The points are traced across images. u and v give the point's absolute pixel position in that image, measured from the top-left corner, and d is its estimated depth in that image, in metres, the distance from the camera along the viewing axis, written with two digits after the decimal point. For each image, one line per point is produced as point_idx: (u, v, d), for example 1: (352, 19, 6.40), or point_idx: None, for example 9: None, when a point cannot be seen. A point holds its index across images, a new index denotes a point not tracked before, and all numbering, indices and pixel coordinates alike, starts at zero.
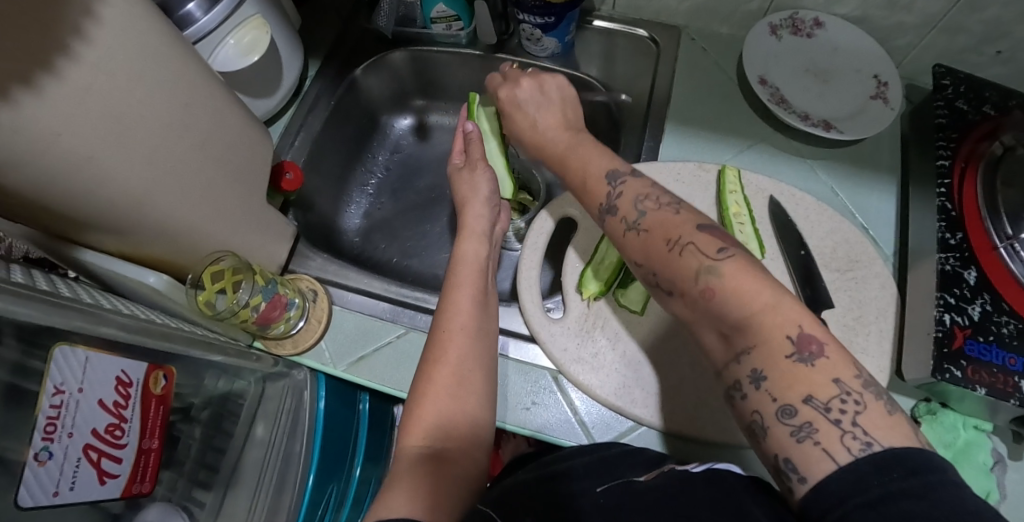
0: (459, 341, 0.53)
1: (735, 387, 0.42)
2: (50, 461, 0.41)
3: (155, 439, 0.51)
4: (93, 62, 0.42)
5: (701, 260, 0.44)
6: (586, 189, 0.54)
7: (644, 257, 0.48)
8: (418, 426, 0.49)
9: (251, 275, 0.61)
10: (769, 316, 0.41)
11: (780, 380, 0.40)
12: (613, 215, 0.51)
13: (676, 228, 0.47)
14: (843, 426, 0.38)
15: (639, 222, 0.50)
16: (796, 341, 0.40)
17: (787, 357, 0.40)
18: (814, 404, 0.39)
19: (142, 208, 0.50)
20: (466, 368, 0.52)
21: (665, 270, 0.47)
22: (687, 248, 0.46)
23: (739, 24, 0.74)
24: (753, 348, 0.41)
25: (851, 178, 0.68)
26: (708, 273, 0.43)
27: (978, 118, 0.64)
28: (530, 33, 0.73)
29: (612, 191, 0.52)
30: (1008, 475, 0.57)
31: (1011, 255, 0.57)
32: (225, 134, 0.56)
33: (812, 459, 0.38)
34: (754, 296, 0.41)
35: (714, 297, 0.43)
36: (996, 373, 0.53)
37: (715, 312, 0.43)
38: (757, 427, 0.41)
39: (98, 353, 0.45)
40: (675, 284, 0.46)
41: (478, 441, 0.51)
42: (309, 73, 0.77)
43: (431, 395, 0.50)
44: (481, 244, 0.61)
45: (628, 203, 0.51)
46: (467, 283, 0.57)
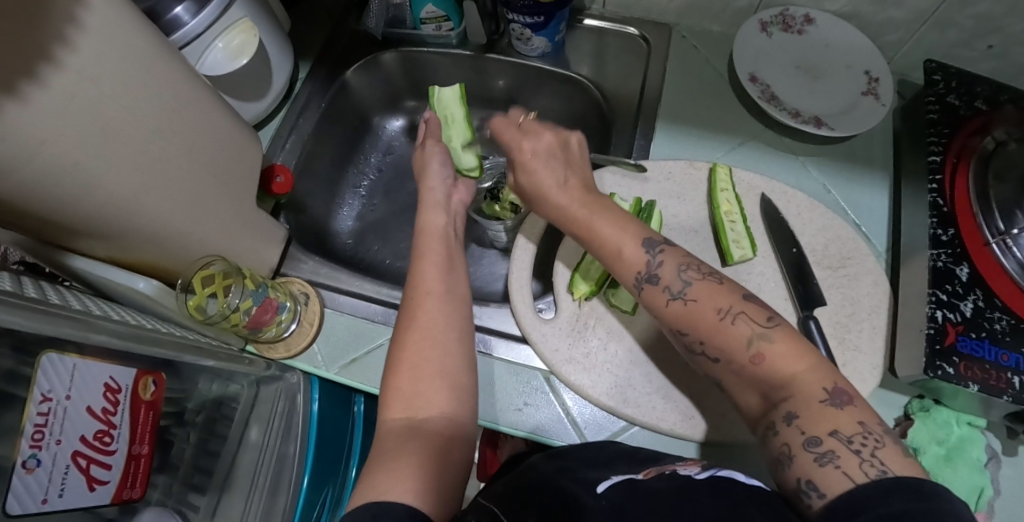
0: (428, 307, 0.53)
1: (770, 428, 0.44)
2: (39, 469, 0.41)
3: (145, 445, 0.51)
4: (77, 70, 0.42)
5: (752, 327, 0.46)
6: (620, 252, 0.52)
7: (689, 326, 0.48)
8: (396, 396, 0.49)
9: (241, 279, 0.61)
10: (809, 375, 0.43)
11: (810, 419, 0.41)
12: (654, 283, 0.50)
13: (722, 297, 0.48)
14: (864, 456, 0.39)
15: (684, 291, 0.49)
16: (830, 391, 0.42)
17: (819, 402, 0.42)
18: (840, 437, 0.40)
19: (129, 214, 0.49)
20: (438, 332, 0.52)
21: (712, 339, 0.47)
22: (739, 317, 0.46)
23: (730, 21, 0.73)
24: (791, 397, 0.43)
25: (843, 175, 0.68)
26: (761, 339, 0.45)
27: (970, 113, 0.63)
28: (520, 33, 0.73)
29: (651, 259, 0.51)
30: (1002, 471, 0.57)
31: (1003, 251, 0.57)
32: (213, 139, 0.56)
33: (833, 481, 0.38)
34: (797, 361, 0.44)
35: (764, 362, 0.44)
36: (988, 369, 0.53)
37: (764, 375, 0.44)
38: (784, 457, 0.42)
39: (87, 360, 0.45)
40: (721, 351, 0.46)
41: (462, 402, 0.50)
42: (300, 76, 0.77)
43: (406, 366, 0.50)
44: (441, 215, 0.61)
45: (671, 272, 0.50)
46: (432, 251, 0.58)
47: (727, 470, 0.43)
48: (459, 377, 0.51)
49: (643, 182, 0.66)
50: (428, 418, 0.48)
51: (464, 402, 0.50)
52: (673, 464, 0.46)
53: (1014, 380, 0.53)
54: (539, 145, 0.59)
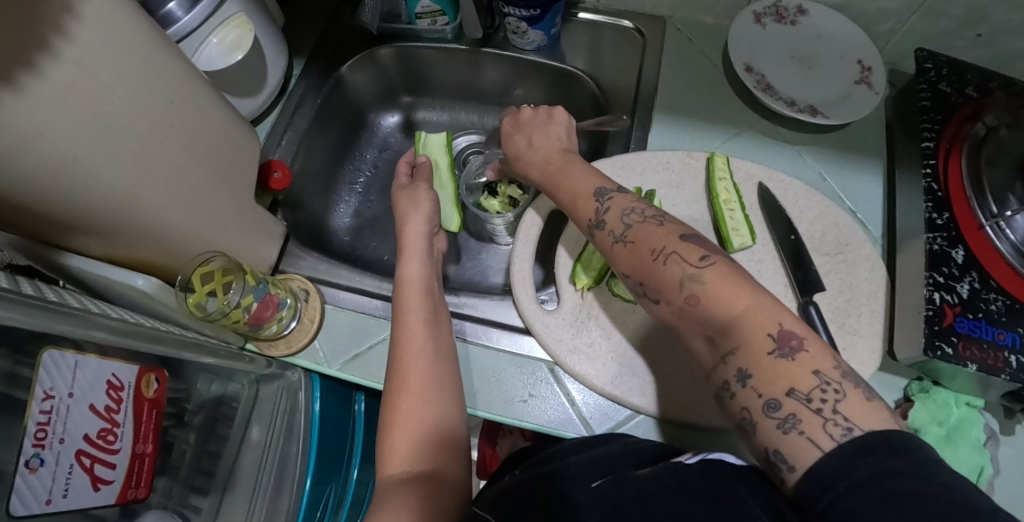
0: (419, 367, 0.53)
1: (723, 387, 0.43)
2: (42, 468, 0.41)
3: (149, 444, 0.50)
4: (74, 61, 0.41)
5: (684, 268, 0.46)
6: (577, 196, 0.55)
7: (629, 267, 0.49)
8: (394, 459, 0.49)
9: (243, 276, 0.60)
10: (752, 318, 0.42)
11: (760, 378, 0.40)
12: (602, 228, 0.52)
13: (660, 239, 0.48)
14: (824, 415, 0.38)
15: (625, 233, 0.50)
16: (777, 339, 0.41)
17: (768, 355, 0.41)
18: (797, 396, 0.39)
19: (127, 209, 0.49)
20: (429, 390, 0.52)
21: (651, 280, 0.47)
22: (671, 258, 0.47)
23: (724, 13, 0.74)
24: (738, 349, 0.42)
25: (839, 163, 0.68)
26: (692, 281, 0.45)
27: (962, 100, 0.64)
28: (516, 26, 0.73)
29: (599, 206, 0.53)
30: (1001, 450, 0.58)
31: (997, 233, 0.58)
32: (210, 133, 0.55)
33: (800, 450, 0.38)
34: (736, 301, 0.43)
35: (699, 303, 0.44)
36: (986, 349, 0.54)
37: (702, 317, 0.44)
38: (746, 422, 0.41)
39: (88, 357, 0.44)
40: (658, 292, 0.47)
41: (453, 456, 0.51)
42: (294, 72, 0.77)
43: (400, 425, 0.50)
44: (419, 266, 0.61)
45: (615, 217, 0.51)
46: (416, 305, 0.57)
47: (718, 453, 0.44)
48: (449, 433, 0.52)
49: (641, 171, 0.66)
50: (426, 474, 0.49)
51: (455, 458, 0.51)
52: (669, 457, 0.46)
53: (1011, 359, 0.54)
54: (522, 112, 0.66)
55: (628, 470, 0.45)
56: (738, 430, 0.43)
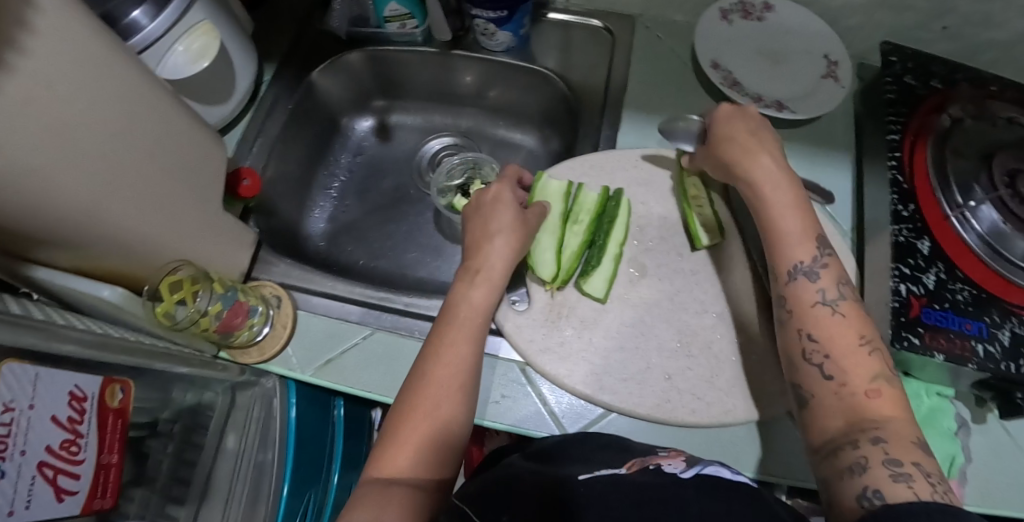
0: (446, 385, 0.52)
1: (846, 443, 0.43)
2: (3, 480, 0.39)
3: (114, 454, 0.50)
4: (30, 74, 0.41)
5: (885, 367, 0.46)
6: (790, 239, 0.52)
7: (818, 328, 0.48)
8: (390, 461, 0.48)
9: (209, 284, 0.61)
10: (901, 422, 0.43)
11: (897, 446, 0.41)
12: (812, 277, 0.50)
13: (864, 326, 0.48)
14: (940, 489, 0.39)
15: (835, 301, 0.49)
16: (920, 439, 0.43)
17: (912, 442, 0.42)
18: (921, 468, 0.40)
19: (91, 220, 0.48)
20: (445, 409, 0.51)
21: (840, 355, 0.46)
22: (877, 350, 0.47)
23: (691, 10, 0.74)
24: (879, 427, 0.43)
25: (807, 157, 0.69)
26: (883, 378, 0.45)
27: (926, 92, 0.65)
28: (484, 28, 0.73)
29: (818, 256, 0.51)
30: (973, 438, 0.58)
31: (963, 224, 0.58)
32: (174, 142, 0.55)
33: (898, 492, 0.38)
34: (896, 406, 0.44)
35: (878, 396, 0.44)
36: (953, 338, 0.55)
37: (864, 403, 0.44)
38: (856, 465, 0.41)
39: (48, 369, 0.44)
40: (840, 368, 0.46)
41: (446, 482, 0.50)
42: (265, 78, 0.77)
43: (408, 435, 0.49)
44: (490, 299, 0.58)
45: (830, 279, 0.50)
46: (467, 326, 0.55)
47: (713, 467, 0.45)
48: (449, 458, 0.50)
49: (609, 173, 0.68)
50: (416, 490, 0.47)
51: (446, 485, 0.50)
52: (656, 457, 0.48)
53: (978, 348, 0.54)
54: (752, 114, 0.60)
55: (616, 467, 0.47)
56: (827, 476, 0.43)
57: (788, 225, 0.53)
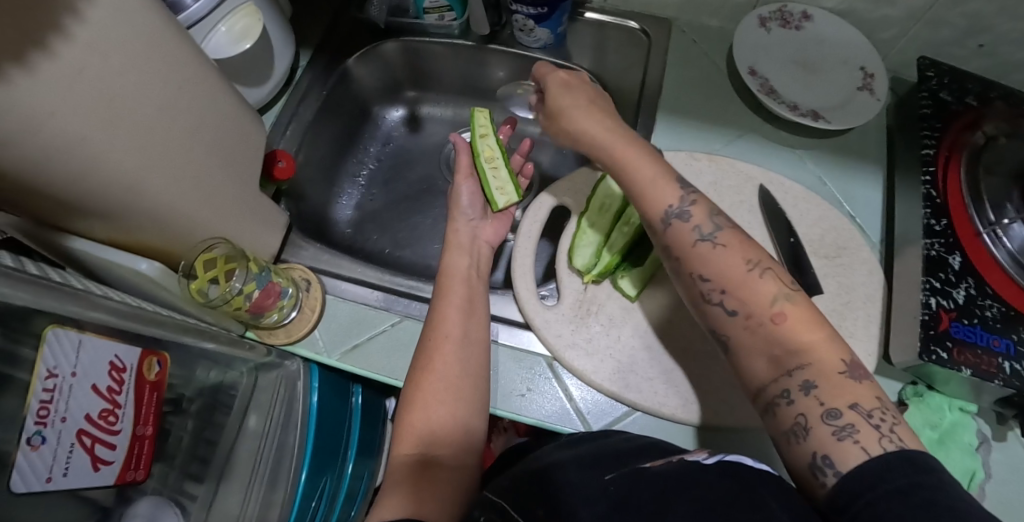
0: (447, 351, 0.55)
1: (778, 397, 0.45)
2: (43, 446, 0.41)
3: (149, 426, 0.51)
4: (88, 42, 0.42)
5: (779, 286, 0.48)
6: (652, 186, 0.54)
7: (713, 267, 0.50)
8: (408, 436, 0.52)
9: (244, 263, 0.61)
10: (824, 345, 0.45)
11: (830, 390, 0.43)
12: (684, 221, 0.52)
13: (752, 252, 0.50)
14: (883, 431, 0.41)
15: (713, 234, 0.51)
16: (848, 364, 0.45)
17: (839, 373, 0.44)
18: (859, 410, 0.42)
19: (134, 192, 0.49)
20: (453, 378, 0.54)
21: (737, 290, 0.48)
22: (766, 272, 0.48)
23: (728, 17, 0.75)
24: (807, 365, 0.45)
25: (838, 167, 0.69)
26: (785, 298, 0.47)
27: (961, 108, 0.65)
28: (522, 24, 0.74)
29: (682, 199, 0.53)
30: (992, 455, 0.58)
31: (993, 241, 0.59)
32: (218, 119, 0.55)
33: (848, 455, 0.41)
34: (813, 329, 0.46)
35: (784, 322, 0.46)
36: (981, 354, 0.55)
37: (781, 332, 0.46)
38: (799, 427, 0.43)
39: (93, 336, 0.44)
40: (743, 301, 0.48)
41: (467, 451, 0.52)
42: (301, 63, 0.77)
43: (421, 403, 0.53)
44: (466, 255, 0.62)
45: (702, 214, 0.52)
46: (455, 292, 0.59)
47: (734, 456, 0.44)
48: (464, 423, 0.53)
49: None
50: (435, 457, 0.51)
51: (469, 457, 0.52)
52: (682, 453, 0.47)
53: (1004, 365, 0.54)
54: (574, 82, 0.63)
55: (640, 463, 0.46)
56: (776, 438, 0.46)
57: (642, 172, 0.55)
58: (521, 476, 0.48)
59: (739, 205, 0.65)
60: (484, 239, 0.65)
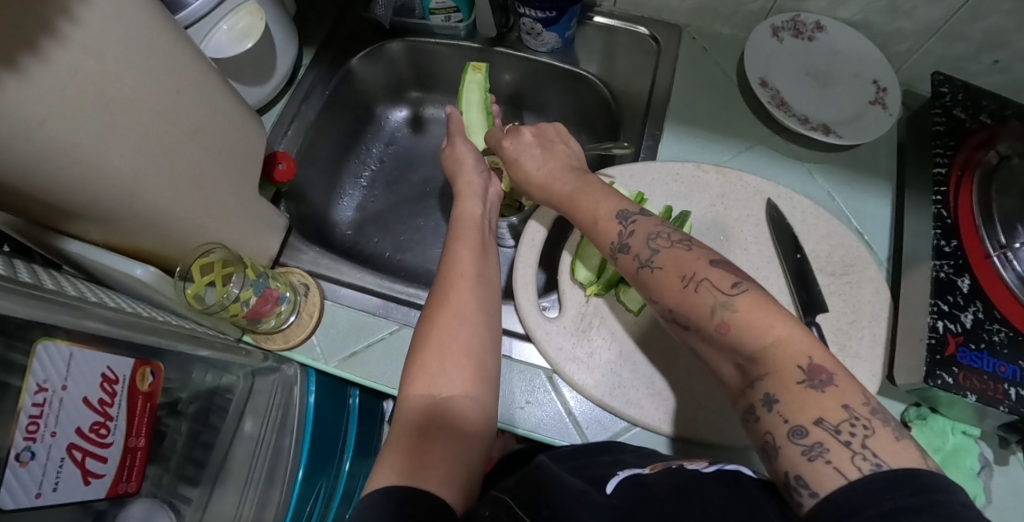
0: (461, 289, 0.54)
1: (749, 410, 0.43)
2: (32, 462, 0.40)
3: (141, 437, 0.50)
4: (83, 44, 0.40)
5: (714, 295, 0.45)
6: (597, 223, 0.54)
7: (659, 293, 0.49)
8: (421, 375, 0.50)
9: (242, 269, 0.60)
10: (782, 347, 0.42)
11: (792, 404, 0.40)
12: (626, 253, 0.51)
13: (688, 264, 0.48)
14: (854, 447, 0.38)
15: (652, 259, 0.50)
16: (807, 370, 0.41)
17: (798, 384, 0.41)
18: (826, 426, 0.39)
19: (130, 197, 0.48)
20: (468, 315, 0.53)
21: (680, 307, 0.47)
22: (702, 285, 0.46)
23: (740, 24, 0.74)
24: (768, 375, 0.42)
25: (848, 183, 0.68)
26: (723, 308, 0.44)
27: (975, 126, 0.64)
28: (530, 27, 0.73)
29: (623, 229, 0.52)
30: (994, 480, 0.57)
31: (1003, 263, 0.58)
32: (217, 122, 0.54)
33: (822, 476, 0.38)
34: (767, 330, 0.43)
35: (729, 331, 0.44)
36: (987, 380, 0.54)
37: (732, 343, 0.44)
38: (769, 447, 0.41)
39: (84, 349, 0.43)
40: (689, 318, 0.46)
41: (485, 388, 0.51)
42: (304, 62, 0.77)
43: (435, 337, 0.51)
44: (478, 204, 0.62)
45: (640, 241, 0.51)
46: (467, 235, 0.59)
47: (734, 464, 0.43)
48: (481, 361, 0.51)
49: (649, 182, 0.66)
50: (450, 396, 0.49)
51: (487, 395, 0.51)
52: (679, 460, 0.46)
53: (1011, 392, 0.53)
54: (524, 138, 0.63)
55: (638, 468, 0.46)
56: (759, 452, 0.43)
57: (590, 209, 0.55)
58: (525, 479, 0.47)
59: (745, 218, 0.64)
60: (491, 194, 0.66)
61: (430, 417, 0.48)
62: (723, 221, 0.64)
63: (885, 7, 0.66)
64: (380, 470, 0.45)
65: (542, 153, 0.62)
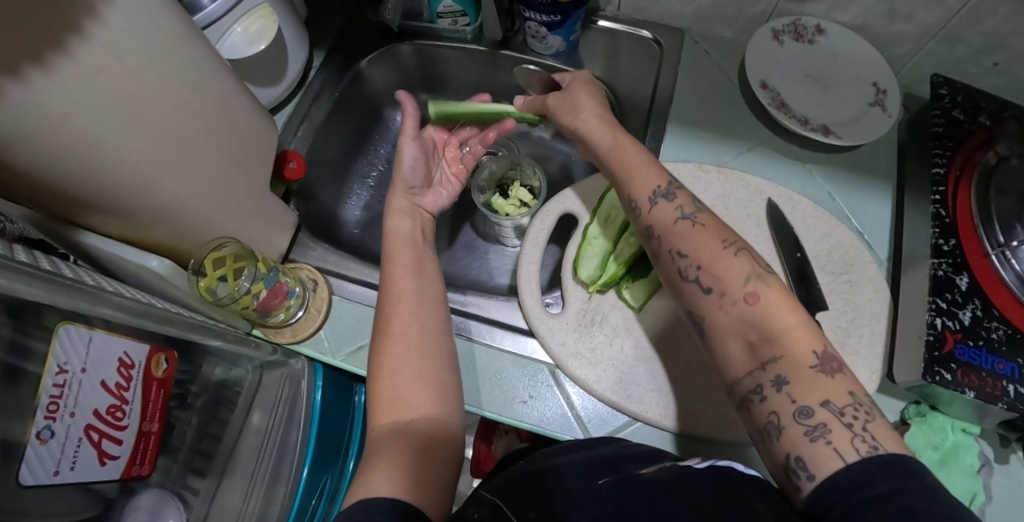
0: (402, 312, 0.55)
1: (754, 392, 0.44)
2: (52, 440, 0.42)
3: (155, 422, 0.51)
4: (106, 43, 0.42)
5: (753, 266, 0.47)
6: (644, 170, 0.55)
7: (694, 245, 0.50)
8: (382, 403, 0.51)
9: (254, 263, 0.62)
10: (799, 333, 0.44)
11: (800, 385, 0.42)
12: (667, 202, 0.53)
13: (727, 233, 0.50)
14: (855, 429, 0.40)
15: (693, 216, 0.52)
16: (820, 356, 0.43)
17: (810, 367, 0.43)
18: (831, 409, 0.41)
19: (147, 191, 0.49)
20: (413, 336, 0.54)
21: (713, 265, 0.48)
22: (741, 252, 0.49)
23: (742, 28, 0.75)
24: (781, 357, 0.43)
25: (848, 184, 0.69)
26: (758, 279, 0.46)
27: (974, 127, 0.65)
28: (535, 30, 0.75)
29: (668, 184, 0.54)
30: (995, 478, 0.57)
31: (1002, 262, 0.58)
32: (231, 119, 0.56)
33: (822, 458, 0.39)
34: (790, 314, 0.45)
35: (758, 302, 0.45)
36: (985, 376, 0.54)
37: (753, 317, 0.45)
38: (771, 428, 0.42)
39: (102, 334, 0.45)
40: (718, 279, 0.48)
41: (445, 402, 0.52)
42: (314, 65, 0.79)
43: (386, 363, 0.52)
44: (407, 218, 0.63)
45: (684, 199, 0.53)
46: (402, 256, 0.60)
47: (726, 461, 0.44)
48: (435, 378, 0.52)
49: None
50: (413, 418, 0.50)
51: (449, 408, 0.52)
52: (666, 462, 0.46)
53: (1009, 389, 0.54)
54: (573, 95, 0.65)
55: (633, 468, 0.46)
56: (756, 436, 0.44)
57: (636, 159, 0.56)
58: (524, 473, 0.49)
59: (746, 218, 0.65)
60: (423, 204, 0.66)
61: (397, 438, 0.48)
62: (724, 220, 0.65)
63: (884, 11, 0.68)
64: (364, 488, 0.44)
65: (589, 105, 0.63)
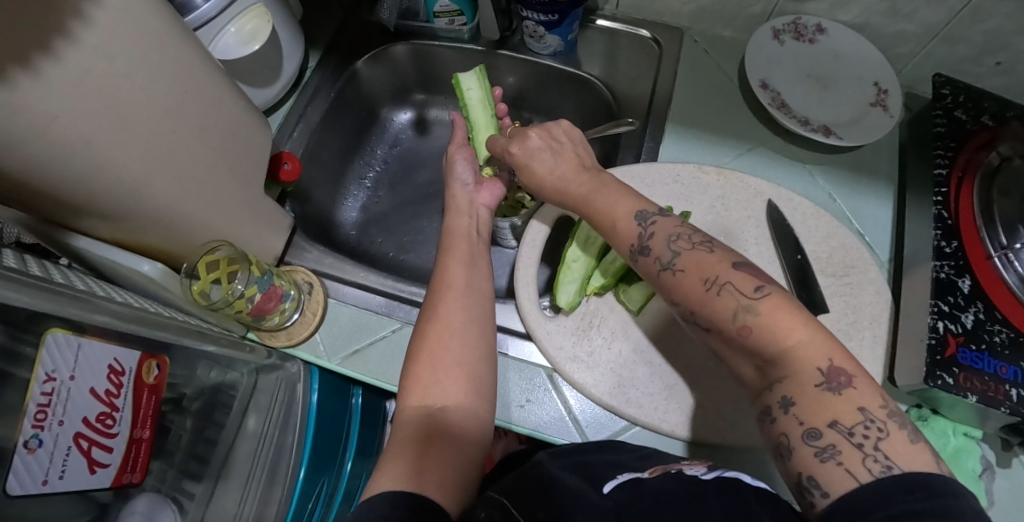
0: (450, 301, 0.54)
1: (766, 411, 0.44)
2: (40, 449, 0.41)
3: (146, 429, 0.51)
4: (95, 45, 0.42)
5: (737, 299, 0.45)
6: (617, 224, 0.54)
7: (680, 296, 0.49)
8: (415, 388, 0.50)
9: (247, 266, 0.61)
10: (802, 351, 0.42)
11: (805, 407, 0.41)
12: (647, 255, 0.51)
13: (711, 267, 0.48)
14: (866, 450, 0.39)
15: (674, 261, 0.50)
16: (826, 372, 0.41)
17: (816, 386, 0.41)
18: (841, 428, 0.40)
19: (138, 195, 0.49)
20: (458, 326, 0.53)
21: (702, 310, 0.47)
22: (725, 288, 0.46)
23: (742, 27, 0.74)
24: (787, 378, 0.42)
25: (849, 185, 0.68)
26: (745, 311, 0.44)
27: (977, 127, 0.64)
28: (533, 30, 0.74)
29: (643, 230, 0.52)
30: (997, 483, 0.56)
31: (1005, 265, 0.58)
32: (224, 121, 0.55)
33: (836, 479, 0.39)
34: (788, 333, 0.43)
35: (751, 334, 0.44)
36: (987, 380, 0.54)
37: (753, 347, 0.44)
38: (783, 447, 0.42)
39: (91, 341, 0.44)
40: (710, 321, 0.47)
41: (479, 396, 0.51)
42: (309, 65, 0.78)
43: (426, 351, 0.52)
44: (466, 217, 0.62)
45: (661, 243, 0.51)
46: (458, 247, 0.59)
47: (733, 471, 0.43)
48: (474, 372, 0.51)
49: (651, 183, 0.66)
50: (444, 408, 0.49)
51: (482, 404, 0.51)
52: (679, 463, 0.45)
53: (1011, 392, 0.53)
54: (530, 141, 0.61)
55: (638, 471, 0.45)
56: (773, 453, 0.44)
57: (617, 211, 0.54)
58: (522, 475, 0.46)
59: (746, 219, 0.65)
60: (481, 203, 0.64)
61: (429, 426, 0.48)
62: (723, 221, 0.65)
63: (885, 10, 0.67)
64: (380, 475, 0.45)
65: (552, 156, 0.60)
